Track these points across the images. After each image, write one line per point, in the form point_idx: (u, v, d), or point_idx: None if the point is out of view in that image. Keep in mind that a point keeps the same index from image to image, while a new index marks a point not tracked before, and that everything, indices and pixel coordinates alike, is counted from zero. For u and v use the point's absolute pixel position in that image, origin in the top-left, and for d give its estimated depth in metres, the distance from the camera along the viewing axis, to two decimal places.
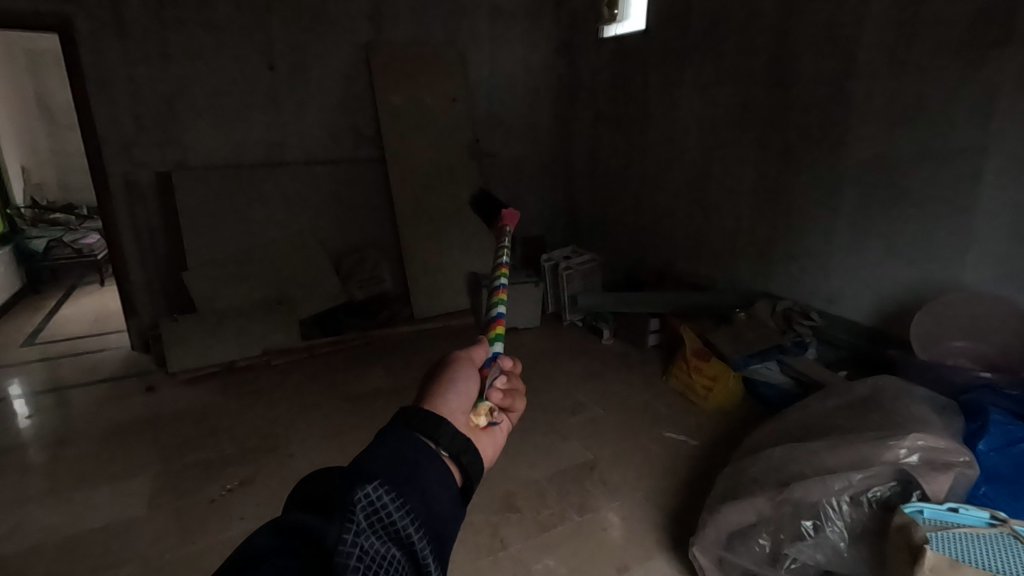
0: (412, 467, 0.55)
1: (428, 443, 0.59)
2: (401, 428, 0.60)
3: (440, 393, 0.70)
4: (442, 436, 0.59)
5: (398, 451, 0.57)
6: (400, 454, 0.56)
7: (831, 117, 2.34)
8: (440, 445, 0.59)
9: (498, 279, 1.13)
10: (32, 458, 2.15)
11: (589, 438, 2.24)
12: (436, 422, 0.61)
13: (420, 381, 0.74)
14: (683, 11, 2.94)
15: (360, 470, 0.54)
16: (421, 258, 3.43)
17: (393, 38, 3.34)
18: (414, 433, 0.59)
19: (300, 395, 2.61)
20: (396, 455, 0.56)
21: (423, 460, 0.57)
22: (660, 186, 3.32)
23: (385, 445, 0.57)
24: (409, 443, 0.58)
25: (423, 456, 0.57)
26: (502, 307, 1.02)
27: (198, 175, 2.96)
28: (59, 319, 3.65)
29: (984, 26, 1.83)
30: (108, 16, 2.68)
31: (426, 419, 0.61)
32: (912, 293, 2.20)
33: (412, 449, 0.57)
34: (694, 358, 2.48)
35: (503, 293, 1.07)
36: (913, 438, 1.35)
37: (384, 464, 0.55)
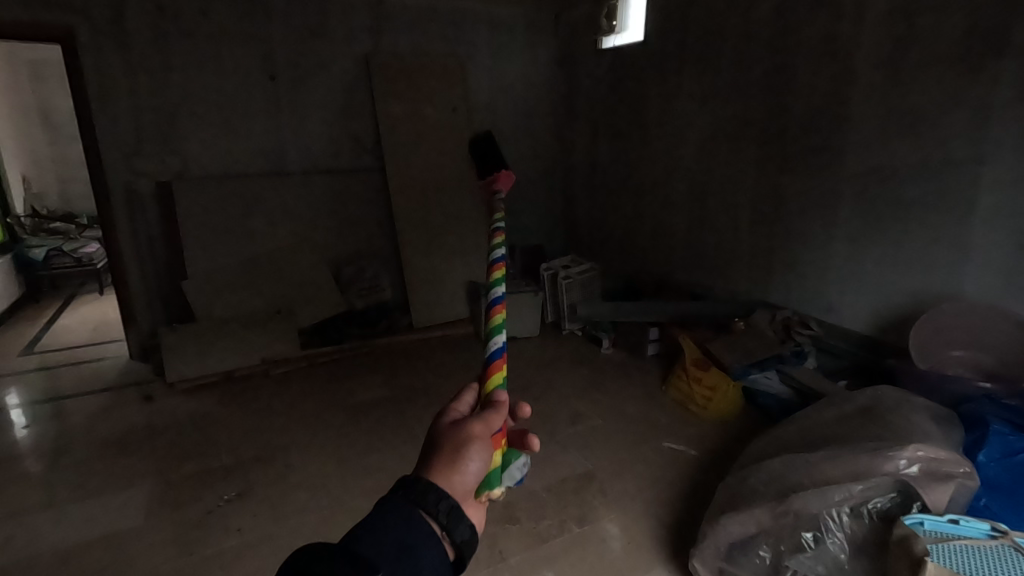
0: (409, 552, 0.58)
1: (430, 524, 0.60)
2: (406, 504, 0.61)
3: (452, 461, 0.69)
4: (445, 519, 0.61)
5: (398, 532, 0.58)
6: (400, 540, 0.58)
7: (828, 127, 2.36)
8: (440, 528, 0.61)
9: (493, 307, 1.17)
10: (30, 469, 2.14)
11: (588, 449, 2.23)
12: (441, 501, 0.62)
13: (432, 438, 0.73)
14: (680, 23, 2.97)
15: (358, 554, 0.56)
16: (420, 268, 3.43)
17: (393, 49, 3.37)
18: (418, 512, 0.61)
19: (298, 404, 2.60)
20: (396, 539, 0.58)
21: (423, 544, 0.59)
22: (659, 196, 3.33)
23: (388, 521, 0.59)
24: (413, 526, 0.59)
25: (421, 539, 0.59)
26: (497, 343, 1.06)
27: (199, 185, 2.98)
28: (57, 328, 3.65)
29: (978, 39, 1.85)
30: (110, 27, 2.70)
31: (432, 497, 0.62)
32: (910, 303, 2.20)
33: (412, 531, 0.59)
34: (694, 367, 2.47)
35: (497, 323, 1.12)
36: (913, 449, 1.35)
37: (383, 548, 0.57)
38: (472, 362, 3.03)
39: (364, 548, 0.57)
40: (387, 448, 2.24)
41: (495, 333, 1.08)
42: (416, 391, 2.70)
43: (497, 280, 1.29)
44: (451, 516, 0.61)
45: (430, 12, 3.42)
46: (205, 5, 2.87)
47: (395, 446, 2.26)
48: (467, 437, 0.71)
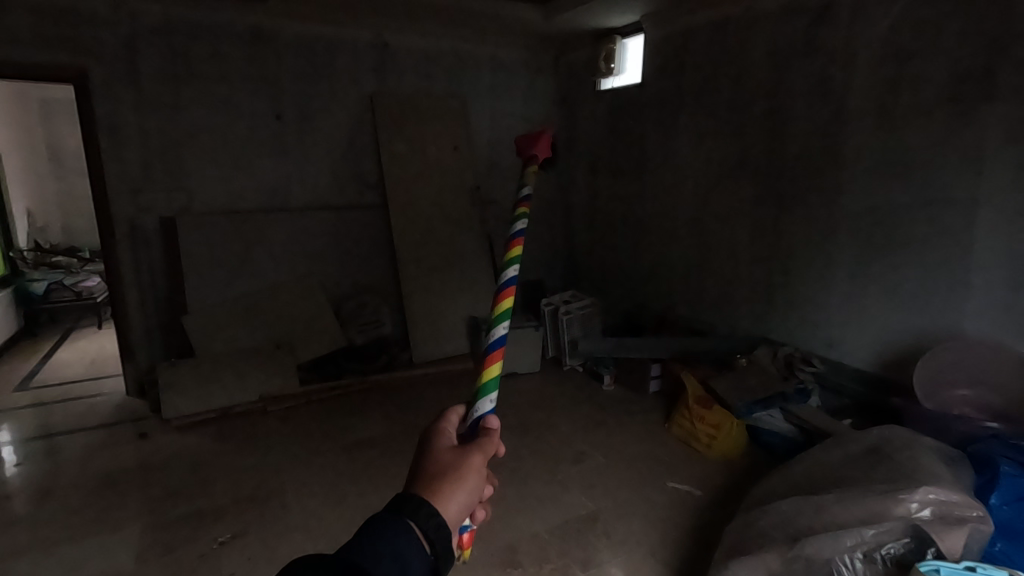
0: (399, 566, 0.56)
1: (421, 543, 0.59)
2: (396, 516, 0.60)
3: (448, 484, 0.68)
4: (436, 539, 0.60)
5: (391, 547, 0.56)
6: (391, 557, 0.56)
7: (824, 167, 2.40)
8: (430, 550, 0.59)
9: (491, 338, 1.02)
10: (18, 510, 2.08)
11: (591, 490, 2.18)
12: (428, 510, 0.62)
13: (431, 465, 0.72)
14: (677, 66, 3.07)
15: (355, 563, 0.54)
16: (421, 303, 3.43)
17: (398, 90, 3.46)
18: (411, 524, 0.60)
19: (296, 442, 2.56)
20: (388, 555, 0.56)
21: (414, 564, 0.57)
22: (658, 232, 3.37)
23: (385, 535, 0.58)
24: (406, 542, 0.58)
25: (411, 559, 0.57)
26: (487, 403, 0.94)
27: (203, 221, 3.01)
28: (53, 363, 3.61)
29: (968, 85, 1.92)
30: (123, 68, 2.77)
31: (418, 505, 0.62)
32: (912, 342, 2.21)
33: (402, 546, 0.57)
34: (696, 405, 2.45)
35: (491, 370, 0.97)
36: (924, 492, 1.33)
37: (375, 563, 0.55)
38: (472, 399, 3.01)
39: (361, 557, 0.55)
40: (387, 488, 2.20)
41: (489, 390, 0.94)
42: (416, 428, 2.67)
43: (503, 315, 1.05)
44: (445, 545, 0.60)
45: (433, 56, 3.54)
46: (216, 48, 2.96)
47: (393, 486, 2.21)
48: (465, 469, 0.71)
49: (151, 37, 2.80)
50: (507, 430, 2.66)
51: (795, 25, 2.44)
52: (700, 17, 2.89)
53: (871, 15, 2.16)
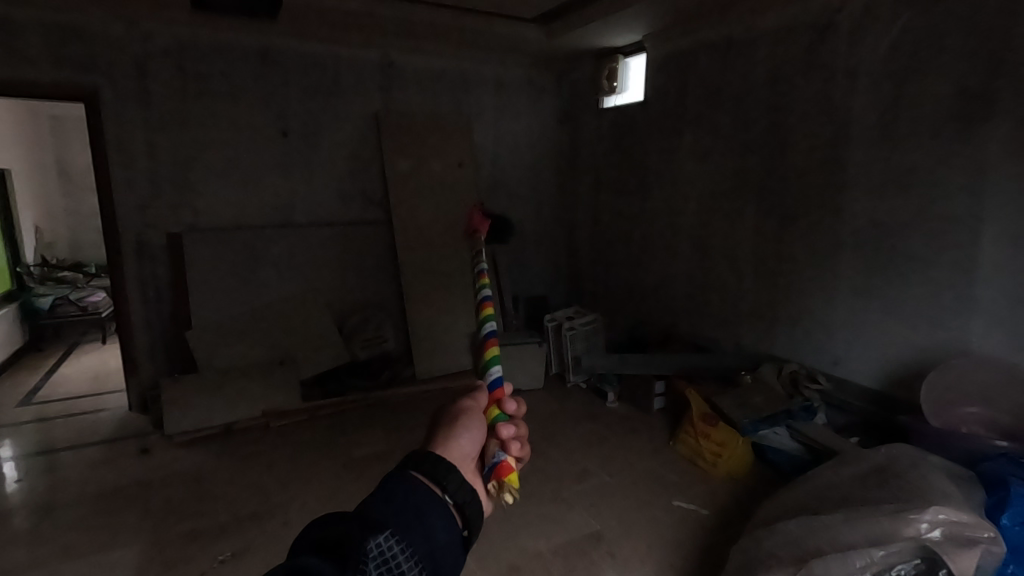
0: (413, 515, 0.57)
1: (430, 488, 0.60)
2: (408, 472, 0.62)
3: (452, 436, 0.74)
4: (445, 482, 0.60)
5: (401, 496, 0.58)
6: (398, 505, 0.57)
7: (825, 185, 2.42)
8: (443, 491, 0.60)
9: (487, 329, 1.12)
10: (18, 526, 2.07)
11: (595, 508, 2.16)
12: (439, 464, 0.62)
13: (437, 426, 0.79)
14: (678, 85, 3.11)
15: (369, 520, 0.55)
16: (424, 318, 3.44)
17: (402, 108, 3.51)
18: (416, 475, 0.61)
19: (298, 458, 2.55)
20: (396, 503, 0.57)
21: (427, 506, 0.58)
22: (661, 249, 3.37)
23: (397, 487, 0.59)
24: (415, 489, 0.59)
25: (421, 504, 0.58)
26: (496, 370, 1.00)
27: (208, 237, 3.03)
28: (57, 378, 3.61)
29: (968, 104, 1.94)
30: (133, 88, 2.82)
31: (428, 460, 0.63)
32: (917, 358, 2.19)
33: (413, 497, 0.58)
34: (701, 423, 2.43)
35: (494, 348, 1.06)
36: (934, 512, 1.31)
37: (386, 512, 0.56)
38: None
39: (373, 513, 0.56)
40: None
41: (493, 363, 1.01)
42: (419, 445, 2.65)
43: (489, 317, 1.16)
44: (454, 484, 0.60)
45: (438, 74, 3.58)
46: (225, 68, 3.01)
47: None
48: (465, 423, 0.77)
49: (162, 57, 2.85)
50: None
51: (796, 44, 2.47)
52: (701, 36, 2.93)
53: (871, 34, 2.18)
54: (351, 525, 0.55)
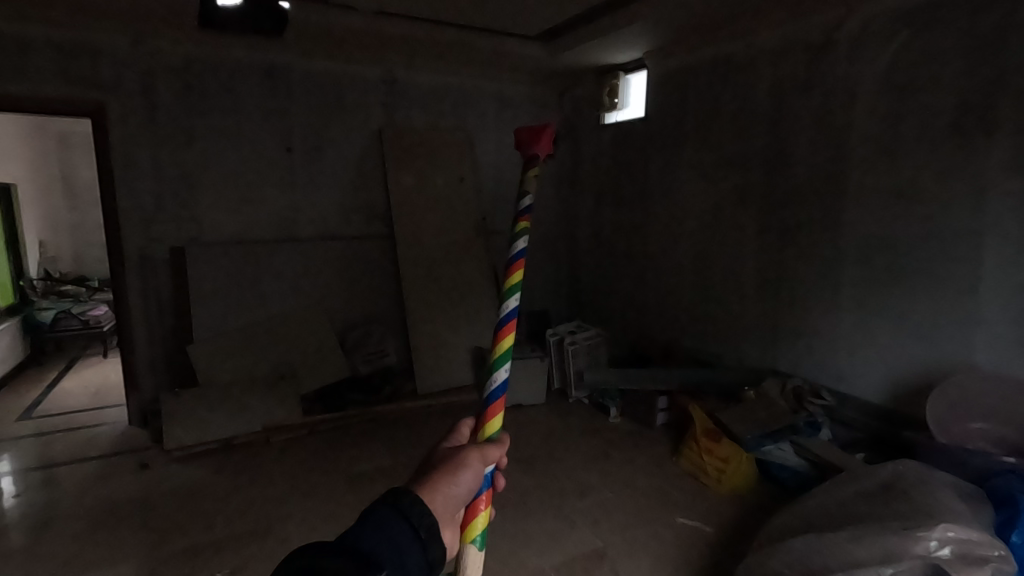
0: (392, 549, 0.63)
1: (410, 526, 0.66)
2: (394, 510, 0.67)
3: (445, 482, 0.81)
4: (425, 525, 0.67)
5: (384, 531, 0.64)
6: (381, 539, 0.63)
7: (826, 199, 2.42)
8: (420, 531, 0.66)
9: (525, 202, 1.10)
10: (14, 542, 2.05)
11: (598, 525, 2.13)
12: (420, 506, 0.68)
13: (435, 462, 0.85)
14: (679, 101, 3.14)
15: (355, 550, 0.61)
16: (426, 332, 3.43)
17: (406, 124, 3.54)
18: (396, 511, 0.67)
19: (299, 474, 2.53)
20: (379, 538, 0.63)
21: (405, 544, 0.64)
22: (662, 263, 3.38)
23: (380, 524, 0.65)
24: (395, 526, 0.65)
25: (401, 542, 0.64)
26: (522, 245, 1.06)
27: (212, 251, 3.04)
28: (57, 392, 3.60)
29: (967, 120, 1.95)
30: (139, 104, 2.85)
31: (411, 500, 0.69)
32: (922, 373, 2.18)
33: (393, 534, 0.64)
34: (704, 438, 2.41)
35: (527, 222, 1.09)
36: (943, 529, 1.29)
37: (371, 545, 0.62)
38: None
39: (357, 544, 0.62)
40: None
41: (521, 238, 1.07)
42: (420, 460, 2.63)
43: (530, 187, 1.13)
44: (432, 527, 0.67)
45: (441, 92, 3.63)
46: (230, 84, 3.04)
47: None
48: (459, 470, 0.83)
49: (169, 74, 2.89)
50: (512, 462, 2.62)
51: (796, 61, 2.50)
52: (701, 54, 2.96)
53: (870, 52, 2.21)
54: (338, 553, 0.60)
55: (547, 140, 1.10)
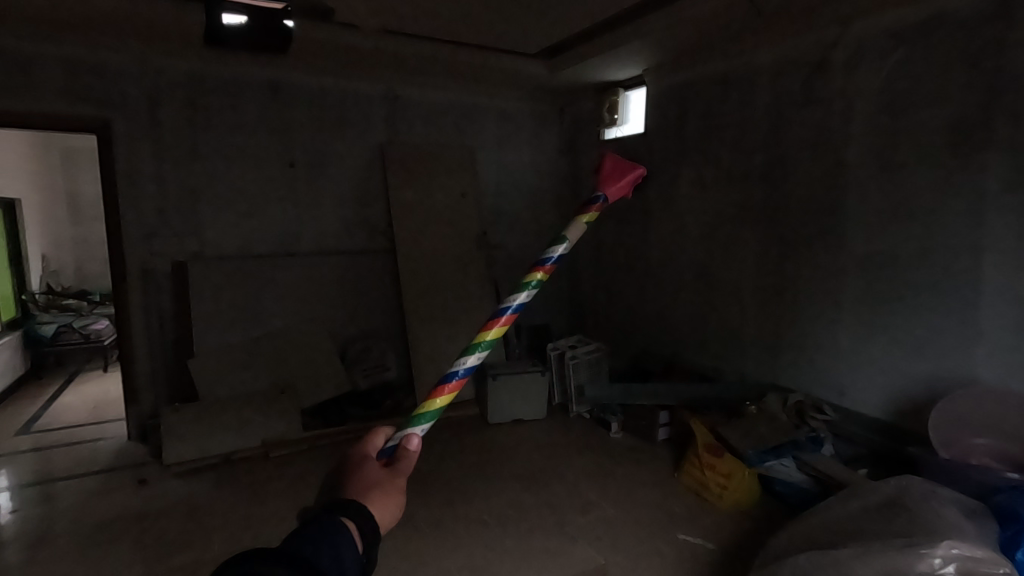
0: (337, 568, 0.64)
1: (355, 541, 0.68)
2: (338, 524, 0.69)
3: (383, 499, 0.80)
4: (366, 534, 0.70)
5: (334, 546, 0.65)
6: (331, 555, 0.64)
7: (824, 215, 2.44)
8: (361, 543, 0.69)
9: (551, 252, 1.24)
10: (10, 559, 2.02)
11: (600, 542, 2.11)
12: (362, 518, 0.72)
13: (372, 480, 0.83)
14: (678, 118, 3.17)
15: (308, 561, 0.62)
16: (427, 347, 3.42)
17: (407, 140, 3.57)
18: (346, 525, 0.69)
19: (297, 489, 2.51)
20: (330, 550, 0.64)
21: (351, 559, 0.66)
22: (663, 278, 3.39)
23: (328, 533, 0.67)
24: (344, 539, 0.67)
25: (348, 554, 0.65)
26: (519, 299, 1.18)
27: (214, 266, 3.05)
28: (56, 407, 3.59)
29: (964, 136, 1.97)
30: (144, 120, 2.88)
31: (354, 514, 0.72)
32: (924, 389, 2.17)
33: (342, 546, 0.65)
34: (705, 454, 2.38)
35: (540, 274, 1.22)
36: (947, 546, 1.28)
37: (322, 558, 0.63)
38: (478, 446, 2.95)
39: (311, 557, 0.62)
40: (386, 535, 2.13)
41: (525, 288, 1.20)
42: (420, 475, 2.62)
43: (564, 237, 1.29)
44: (373, 541, 0.70)
45: (442, 108, 3.66)
46: (235, 101, 3.08)
47: (394, 537, 2.14)
48: (394, 487, 0.83)
49: (174, 91, 2.93)
50: (513, 478, 2.60)
51: (794, 77, 2.53)
52: (699, 70, 3.00)
53: (868, 68, 2.23)
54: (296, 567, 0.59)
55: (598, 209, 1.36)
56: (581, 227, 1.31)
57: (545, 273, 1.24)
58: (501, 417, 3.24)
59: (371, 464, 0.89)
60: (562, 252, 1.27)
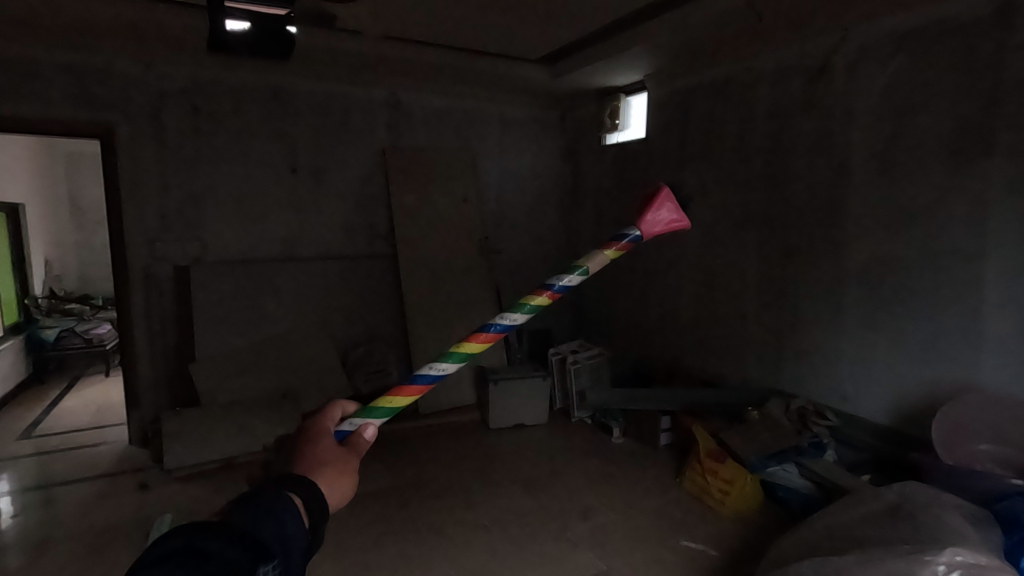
0: (282, 540, 0.63)
1: (301, 518, 0.67)
2: (283, 497, 0.67)
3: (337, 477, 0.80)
4: (313, 509, 0.69)
5: (279, 520, 0.64)
6: (277, 529, 0.63)
7: (825, 220, 2.45)
8: (307, 519, 0.68)
9: (560, 279, 1.15)
10: (11, 563, 2.02)
11: (601, 548, 2.10)
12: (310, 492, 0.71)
13: (322, 454, 0.82)
14: (679, 123, 3.18)
15: (253, 535, 0.60)
16: (428, 351, 3.42)
17: (409, 145, 3.59)
18: (292, 500, 0.68)
19: None
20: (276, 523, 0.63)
21: (296, 534, 0.65)
22: (664, 283, 3.39)
23: (273, 506, 0.65)
24: (291, 515, 0.65)
25: (294, 530, 0.65)
26: (507, 319, 1.11)
27: (216, 271, 3.06)
28: (58, 411, 3.59)
29: (965, 141, 1.98)
30: (148, 126, 2.90)
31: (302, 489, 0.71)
32: (927, 395, 2.16)
33: (289, 521, 0.65)
34: (708, 460, 2.40)
35: (542, 298, 1.14)
36: (950, 553, 1.26)
37: (266, 532, 0.61)
38: (479, 452, 2.94)
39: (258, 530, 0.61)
40: (388, 542, 2.14)
41: (520, 310, 1.11)
42: (421, 481, 2.62)
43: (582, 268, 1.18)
44: (321, 517, 0.70)
45: (444, 113, 3.68)
46: (238, 106, 3.10)
47: (395, 543, 2.14)
48: (348, 467, 0.82)
49: (178, 97, 2.95)
50: (514, 483, 2.60)
51: (795, 83, 2.54)
52: (700, 76, 3.01)
53: (868, 72, 2.24)
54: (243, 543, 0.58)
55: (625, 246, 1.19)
56: (601, 260, 1.19)
57: (546, 298, 1.15)
58: (502, 423, 3.24)
59: (328, 437, 0.88)
60: (572, 282, 1.17)
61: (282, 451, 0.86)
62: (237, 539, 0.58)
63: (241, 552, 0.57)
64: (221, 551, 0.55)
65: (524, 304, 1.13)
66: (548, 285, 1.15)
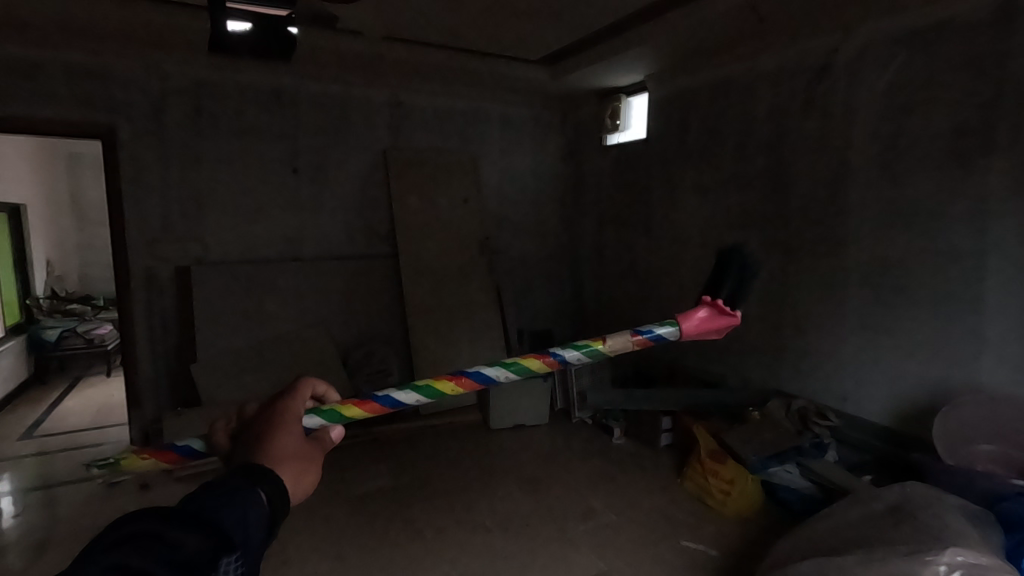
0: (244, 527, 0.62)
1: (264, 503, 0.66)
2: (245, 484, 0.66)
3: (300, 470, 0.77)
4: (276, 499, 0.67)
5: (240, 509, 0.63)
6: (238, 517, 0.62)
7: (826, 220, 2.45)
8: (269, 505, 0.66)
9: (563, 352, 1.39)
10: (11, 563, 2.03)
11: (602, 549, 2.10)
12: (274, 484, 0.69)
13: (287, 442, 0.79)
14: (680, 123, 3.18)
15: (212, 524, 0.60)
16: (428, 351, 3.42)
17: (410, 145, 3.59)
18: (258, 490, 0.66)
19: None
20: (236, 512, 0.62)
21: (258, 519, 0.64)
22: (665, 283, 3.39)
23: (234, 495, 0.64)
24: (252, 504, 0.64)
25: (257, 516, 0.64)
26: (493, 371, 1.32)
27: (218, 271, 3.07)
28: (59, 411, 3.60)
29: (965, 142, 1.98)
30: (149, 126, 2.90)
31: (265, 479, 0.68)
32: (928, 396, 2.16)
33: (251, 509, 0.63)
34: (709, 460, 2.39)
35: (537, 361, 1.36)
36: (951, 553, 1.26)
37: (225, 521, 0.61)
38: (480, 452, 2.94)
39: (215, 518, 0.60)
40: (388, 543, 2.14)
41: (506, 367, 1.33)
42: (422, 481, 2.62)
43: (590, 349, 1.41)
44: (282, 507, 0.68)
45: (444, 113, 3.68)
46: (239, 107, 3.10)
47: (396, 544, 2.14)
48: (311, 462, 0.79)
49: (179, 97, 2.95)
50: (515, 484, 2.60)
51: (795, 83, 2.54)
52: (701, 76, 3.01)
53: (869, 73, 2.24)
54: (199, 533, 0.58)
55: (635, 337, 1.41)
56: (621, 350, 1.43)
57: (540, 363, 1.37)
58: (502, 423, 3.24)
59: (297, 426, 0.84)
60: (571, 356, 1.39)
61: (245, 437, 0.81)
62: (196, 529, 0.58)
63: (198, 541, 0.57)
64: (177, 541, 0.56)
65: (517, 363, 1.34)
66: (552, 354, 1.39)
